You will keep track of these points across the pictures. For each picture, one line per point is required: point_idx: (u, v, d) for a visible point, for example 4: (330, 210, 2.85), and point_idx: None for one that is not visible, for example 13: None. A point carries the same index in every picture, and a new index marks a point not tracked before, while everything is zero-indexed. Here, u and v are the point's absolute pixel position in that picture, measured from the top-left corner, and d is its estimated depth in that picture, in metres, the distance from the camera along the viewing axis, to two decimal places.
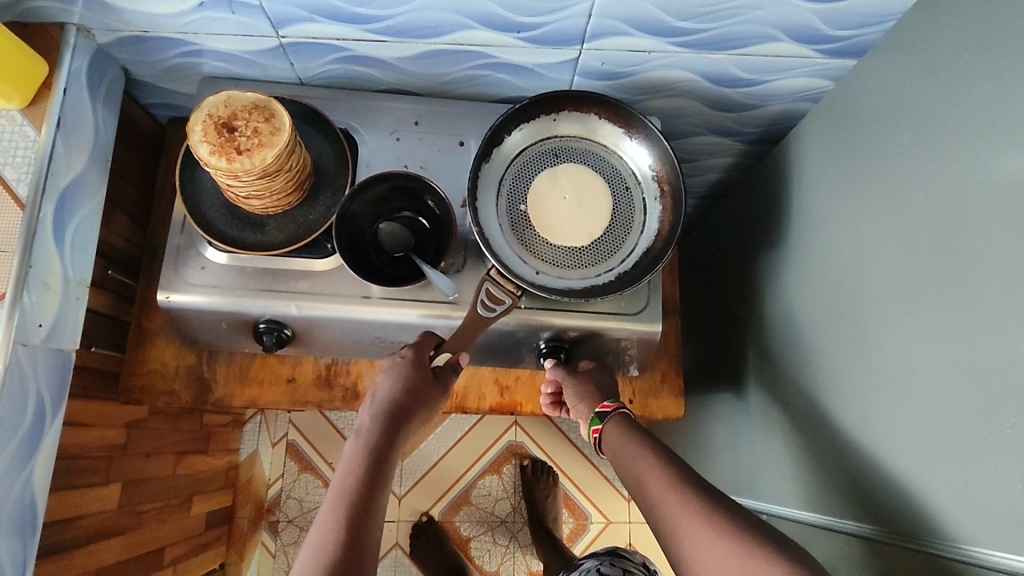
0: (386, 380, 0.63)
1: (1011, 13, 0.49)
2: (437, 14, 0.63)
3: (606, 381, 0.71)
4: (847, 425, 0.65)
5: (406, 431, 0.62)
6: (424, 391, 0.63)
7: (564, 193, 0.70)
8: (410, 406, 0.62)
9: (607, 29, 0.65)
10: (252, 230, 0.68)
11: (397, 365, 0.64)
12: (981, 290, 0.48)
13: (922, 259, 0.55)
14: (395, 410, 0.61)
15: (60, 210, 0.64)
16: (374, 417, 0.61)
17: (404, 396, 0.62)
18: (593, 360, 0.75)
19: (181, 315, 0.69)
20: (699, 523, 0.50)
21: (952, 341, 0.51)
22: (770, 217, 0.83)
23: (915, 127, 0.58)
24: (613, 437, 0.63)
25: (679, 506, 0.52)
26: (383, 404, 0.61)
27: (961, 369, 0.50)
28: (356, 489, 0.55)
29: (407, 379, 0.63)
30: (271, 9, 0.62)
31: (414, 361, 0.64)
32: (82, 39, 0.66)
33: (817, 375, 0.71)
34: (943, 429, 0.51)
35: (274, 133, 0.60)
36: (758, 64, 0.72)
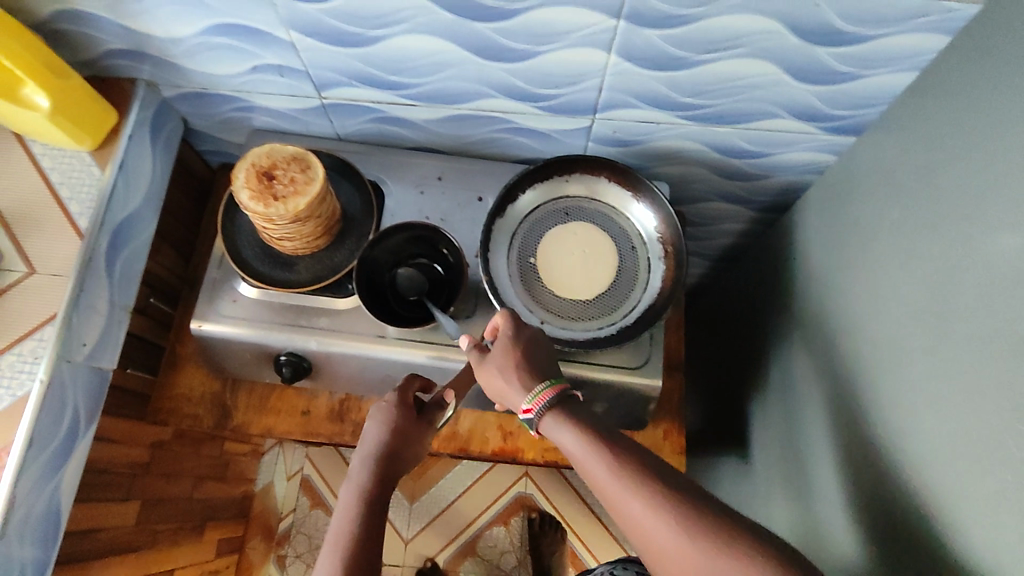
0: (371, 425, 0.64)
1: (987, 101, 0.52)
2: (463, 83, 0.70)
3: (535, 368, 0.58)
4: (846, 491, 0.65)
5: (396, 473, 0.62)
6: (411, 431, 0.64)
7: (572, 249, 0.75)
8: (400, 446, 0.63)
9: (617, 101, 0.71)
10: (282, 269, 0.74)
11: (381, 410, 0.65)
12: (971, 350, 0.49)
13: (913, 325, 0.57)
14: (388, 451, 0.62)
15: (114, 240, 0.70)
16: (365, 460, 0.61)
17: (393, 437, 0.63)
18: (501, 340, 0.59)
19: (211, 343, 0.75)
20: (601, 468, 0.49)
21: (947, 402, 0.51)
22: (776, 282, 0.85)
23: (906, 200, 0.60)
24: (549, 428, 0.54)
25: (578, 451, 0.51)
26: (371, 448, 0.62)
27: (957, 427, 0.50)
28: (360, 534, 0.55)
29: (393, 421, 0.64)
30: (315, 75, 0.70)
31: (397, 404, 0.65)
32: (150, 92, 0.75)
33: (816, 439, 0.71)
34: (941, 489, 0.51)
35: (308, 182, 0.67)
36: (762, 138, 0.76)
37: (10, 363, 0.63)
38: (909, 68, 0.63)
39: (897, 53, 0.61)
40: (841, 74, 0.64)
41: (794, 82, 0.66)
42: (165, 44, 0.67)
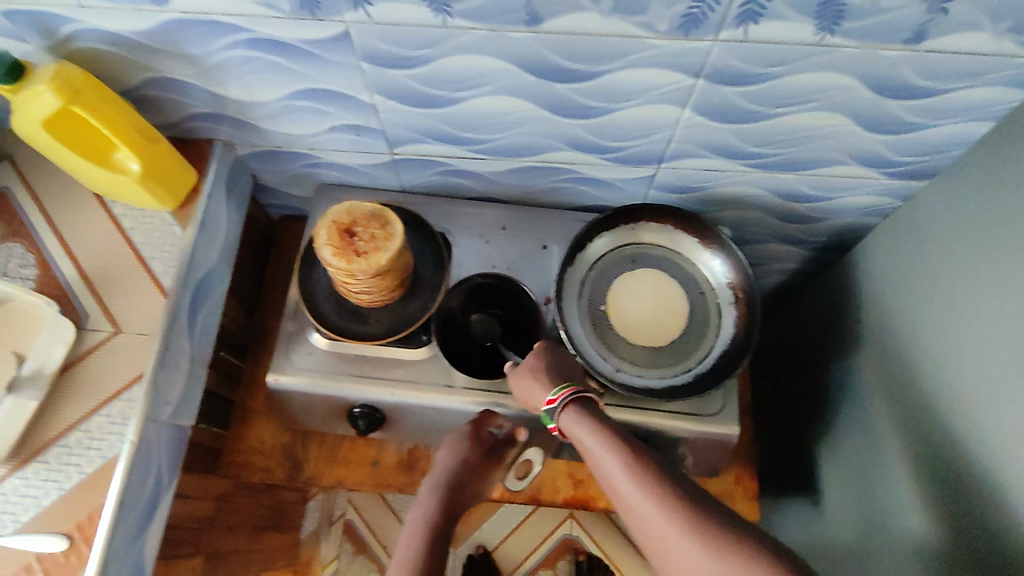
0: (445, 454, 0.70)
1: None
2: (535, 138, 0.71)
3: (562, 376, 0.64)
4: (931, 540, 0.64)
5: (463, 500, 0.68)
6: (480, 462, 0.69)
7: (642, 296, 0.76)
8: (467, 478, 0.68)
9: (685, 152, 0.72)
10: (357, 321, 0.75)
11: (456, 440, 0.70)
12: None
13: (999, 368, 0.57)
14: (453, 481, 0.68)
15: (194, 298, 0.71)
16: (433, 485, 0.68)
17: (460, 468, 0.68)
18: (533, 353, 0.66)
19: (285, 397, 0.75)
20: (614, 462, 0.53)
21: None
22: (835, 323, 0.85)
23: (981, 243, 0.61)
24: (568, 423, 0.58)
25: (596, 446, 0.55)
26: (443, 474, 0.68)
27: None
28: (421, 556, 0.60)
29: (463, 454, 0.69)
30: (391, 133, 0.72)
31: (470, 436, 0.70)
32: (226, 151, 0.77)
33: (894, 484, 0.71)
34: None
35: (388, 238, 0.68)
36: (825, 183, 0.77)
37: (100, 424, 0.64)
38: (981, 118, 0.64)
39: (968, 104, 0.62)
40: (912, 124, 0.65)
41: (863, 132, 0.67)
42: (247, 106, 0.69)
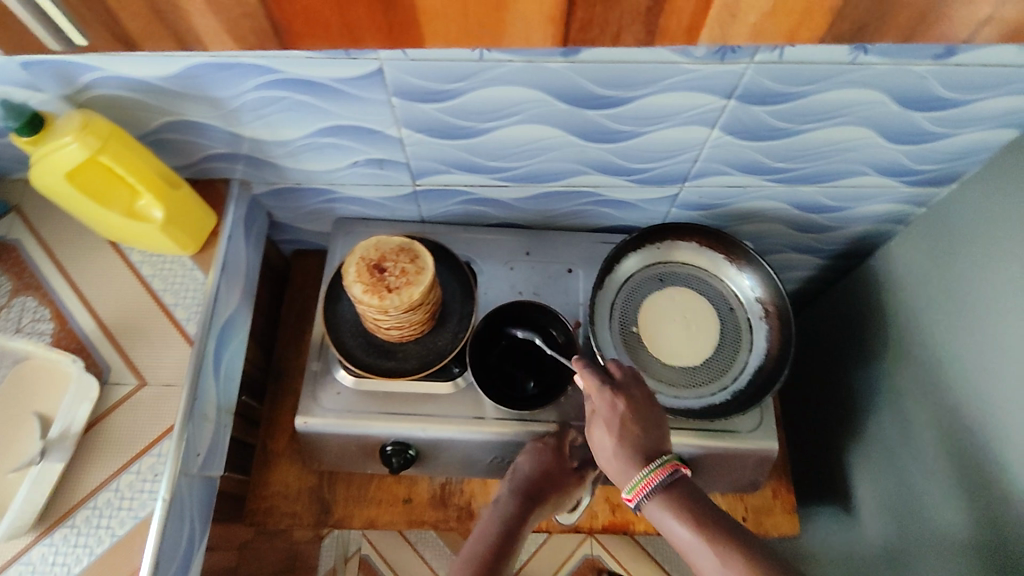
0: (525, 460, 0.69)
1: None
2: (561, 164, 0.71)
3: (640, 424, 0.58)
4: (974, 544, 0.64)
5: (539, 505, 0.69)
6: (556, 475, 0.69)
7: (672, 315, 0.75)
8: (545, 487, 0.69)
9: (710, 170, 0.73)
10: (386, 357, 0.72)
11: (537, 450, 0.70)
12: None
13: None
14: (530, 489, 0.69)
15: (219, 343, 0.69)
16: (512, 490, 0.69)
17: (540, 478, 0.69)
18: (601, 397, 0.59)
19: (314, 439, 0.73)
20: (708, 558, 0.51)
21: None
22: (857, 330, 0.86)
23: (1010, 245, 0.62)
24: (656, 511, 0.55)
25: (685, 541, 0.53)
26: (519, 481, 0.69)
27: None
28: (481, 558, 0.64)
29: (544, 465, 0.69)
30: (415, 165, 0.70)
31: (550, 448, 0.69)
32: (243, 191, 0.75)
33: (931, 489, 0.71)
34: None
35: (419, 271, 0.66)
36: (845, 194, 0.78)
37: (130, 482, 0.61)
38: (1005, 125, 0.65)
39: (990, 114, 0.63)
40: (936, 134, 0.66)
41: (887, 144, 0.68)
42: (269, 146, 0.67)
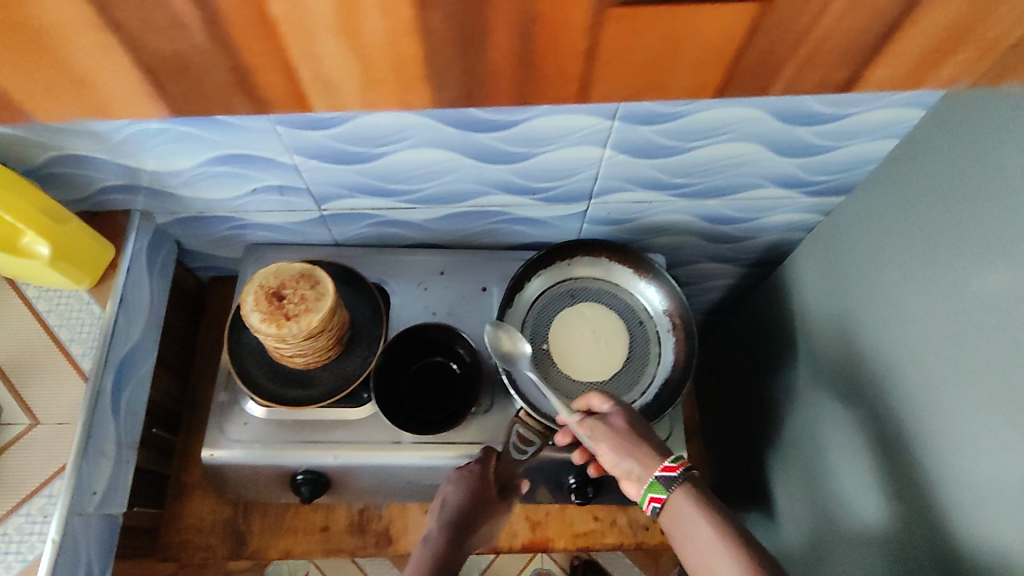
0: (454, 490, 0.66)
1: (959, 168, 0.56)
2: (463, 185, 0.71)
3: (648, 439, 0.60)
4: (870, 548, 0.65)
5: (467, 537, 0.67)
6: (486, 503, 0.67)
7: (582, 330, 0.76)
8: (475, 516, 0.67)
9: (612, 187, 0.73)
10: (294, 387, 0.72)
11: (464, 479, 0.67)
12: (989, 371, 0.51)
13: (916, 368, 0.59)
14: (462, 522, 0.66)
15: (118, 378, 0.68)
16: (441, 524, 0.66)
17: (470, 509, 0.66)
18: (599, 423, 0.61)
19: (223, 471, 0.72)
20: (727, 559, 0.51)
21: (975, 426, 0.52)
22: (773, 338, 0.87)
23: (889, 251, 0.64)
24: (677, 507, 0.55)
25: (710, 538, 0.53)
26: (450, 513, 0.66)
27: (995, 449, 0.50)
28: None
29: (473, 495, 0.66)
30: (317, 190, 0.70)
31: (481, 475, 0.67)
32: (145, 221, 0.74)
33: (832, 494, 0.72)
34: (991, 519, 0.51)
35: (319, 298, 0.66)
36: (749, 207, 0.79)
37: (18, 525, 0.59)
38: (885, 137, 0.67)
39: (869, 127, 0.65)
40: (821, 147, 0.68)
41: (778, 158, 0.70)
42: (161, 176, 0.67)
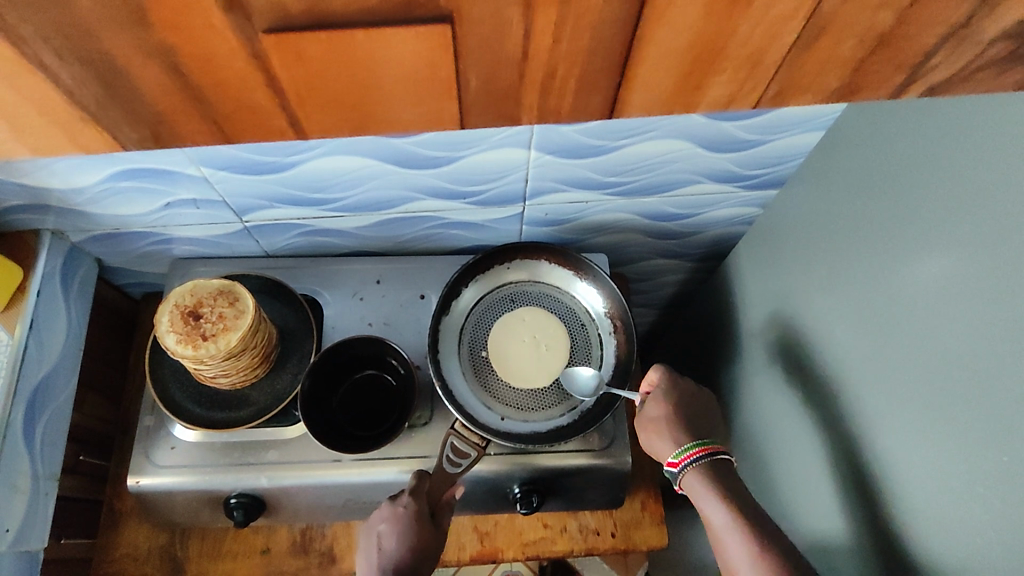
0: (390, 536, 0.62)
1: (877, 159, 0.54)
2: (388, 191, 0.69)
3: (686, 421, 0.66)
4: (812, 548, 0.64)
5: None
6: (430, 545, 0.62)
7: (522, 336, 0.73)
8: (419, 562, 0.62)
9: (544, 188, 0.71)
10: (221, 409, 0.69)
11: (399, 521, 0.62)
12: (908, 363, 0.49)
13: (845, 364, 0.57)
14: (407, 567, 0.62)
15: (31, 407, 0.65)
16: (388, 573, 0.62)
17: (412, 553, 0.62)
18: (661, 402, 0.67)
19: (151, 498, 0.69)
20: (738, 544, 0.56)
21: (901, 423, 0.50)
22: (721, 334, 0.86)
23: (819, 245, 0.62)
24: (692, 485, 0.61)
25: (724, 524, 0.57)
26: (390, 563, 0.62)
27: (921, 445, 0.48)
28: None
29: (411, 537, 0.61)
30: (234, 202, 0.68)
31: (417, 517, 0.62)
32: (57, 240, 0.70)
33: (776, 492, 0.71)
34: (920, 519, 0.49)
35: (238, 315, 0.63)
36: (688, 202, 0.78)
37: None
38: (813, 129, 0.66)
39: (796, 119, 0.64)
40: (751, 140, 0.66)
41: (708, 153, 0.68)
42: (67, 194, 0.64)
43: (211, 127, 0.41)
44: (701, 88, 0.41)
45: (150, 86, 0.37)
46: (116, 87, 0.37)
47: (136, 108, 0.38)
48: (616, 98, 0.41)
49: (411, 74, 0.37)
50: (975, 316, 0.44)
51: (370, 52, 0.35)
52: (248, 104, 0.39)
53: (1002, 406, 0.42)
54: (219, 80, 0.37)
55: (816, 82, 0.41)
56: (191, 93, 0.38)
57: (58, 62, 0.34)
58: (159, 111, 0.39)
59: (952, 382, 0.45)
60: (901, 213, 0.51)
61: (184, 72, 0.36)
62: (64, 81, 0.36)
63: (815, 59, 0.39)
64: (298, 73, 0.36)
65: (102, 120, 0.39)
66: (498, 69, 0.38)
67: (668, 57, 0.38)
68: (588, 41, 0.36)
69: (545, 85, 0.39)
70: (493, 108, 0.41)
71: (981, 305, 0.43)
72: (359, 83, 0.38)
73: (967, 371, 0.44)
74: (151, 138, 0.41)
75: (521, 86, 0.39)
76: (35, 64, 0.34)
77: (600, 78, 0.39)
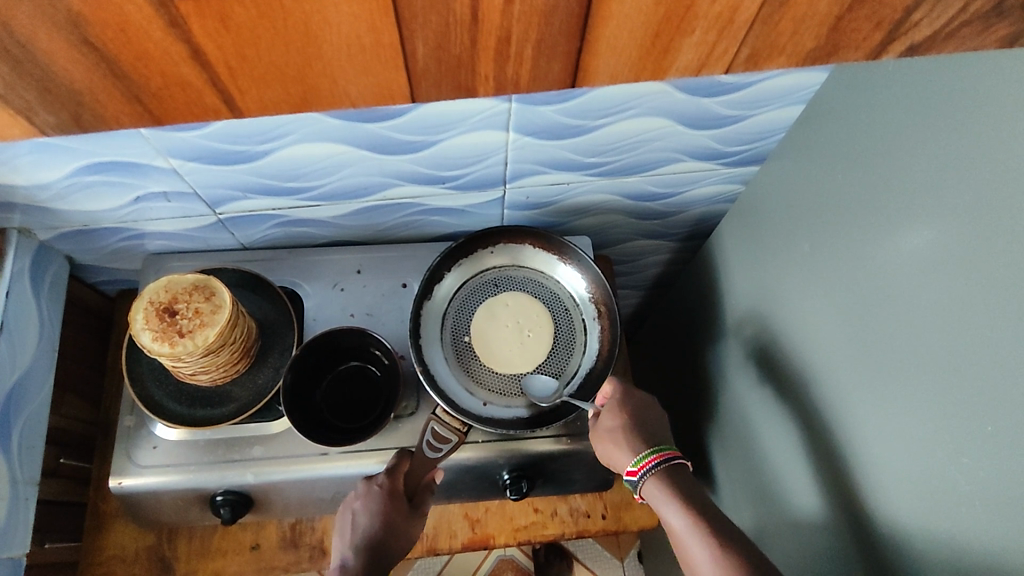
0: (362, 511, 0.62)
1: (859, 131, 0.53)
2: (365, 178, 0.67)
3: (643, 431, 0.65)
4: (797, 525, 0.64)
5: (384, 560, 0.62)
6: (401, 522, 0.62)
7: (506, 320, 0.73)
8: (390, 539, 0.62)
9: (525, 171, 0.70)
10: (202, 405, 0.68)
11: (373, 496, 0.62)
12: (891, 336, 0.49)
13: (829, 338, 0.57)
14: (375, 545, 0.61)
15: (5, 411, 0.63)
16: (354, 551, 0.61)
17: (382, 528, 0.61)
18: (618, 414, 0.66)
19: (135, 499, 0.68)
20: (699, 543, 0.55)
21: (886, 394, 0.50)
22: (706, 313, 0.86)
23: (801, 221, 0.62)
24: (653, 493, 0.61)
25: (684, 528, 0.57)
26: (360, 537, 0.61)
27: (905, 416, 0.48)
28: None
29: (386, 513, 0.62)
30: (206, 194, 0.66)
31: (390, 492, 0.63)
32: (24, 239, 0.68)
33: (762, 470, 0.71)
34: (903, 491, 0.49)
35: (215, 310, 0.62)
36: (670, 181, 0.77)
37: None
38: (793, 103, 0.65)
39: (776, 93, 0.63)
40: (731, 116, 0.66)
41: (688, 130, 0.67)
42: (31, 191, 0.62)
43: (134, 104, 0.39)
44: (670, 51, 0.40)
45: (95, 62, 0.36)
46: (51, 68, 0.35)
47: (50, 86, 0.37)
48: (579, 64, 0.40)
49: (354, 43, 0.36)
50: (961, 284, 0.43)
51: (307, 15, 0.34)
52: (177, 80, 0.37)
53: (987, 374, 0.41)
54: (142, 56, 0.35)
55: (793, 43, 0.41)
56: (106, 65, 0.36)
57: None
58: (75, 90, 0.37)
59: (935, 352, 0.45)
60: (882, 184, 0.51)
61: (95, 44, 0.34)
62: None
63: (790, 16, 0.38)
64: (224, 42, 0.35)
65: (13, 101, 0.38)
66: (448, 36, 0.37)
67: (637, 18, 0.37)
68: (544, 11, 0.36)
69: (500, 53, 0.38)
70: (445, 80, 0.40)
71: (966, 273, 0.43)
72: (297, 53, 0.37)
73: (955, 340, 0.44)
74: (72, 122, 0.40)
75: (476, 53, 0.38)
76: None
77: (560, 42, 0.38)
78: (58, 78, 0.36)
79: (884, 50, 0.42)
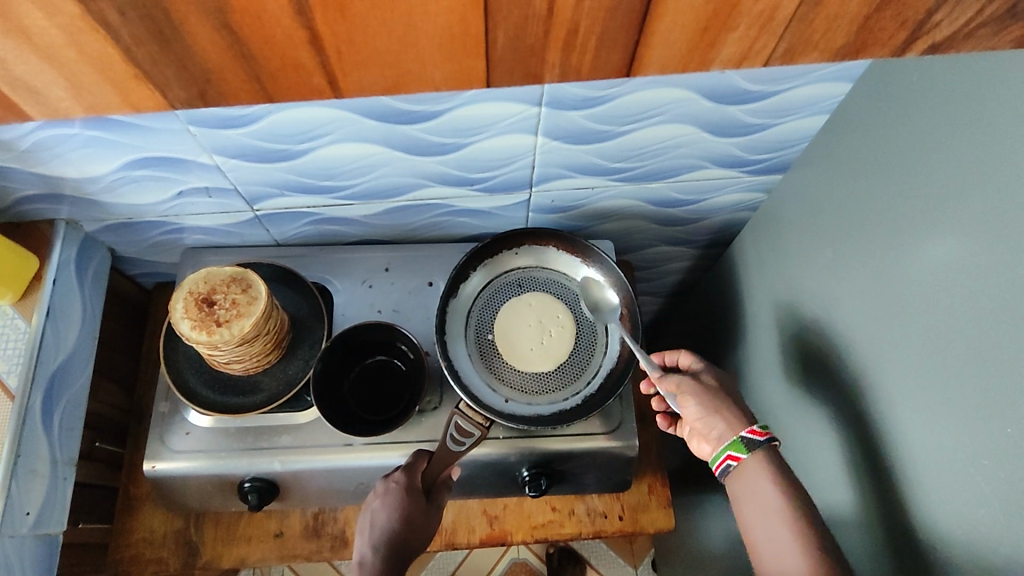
0: (380, 508, 0.63)
1: (882, 141, 0.55)
2: (397, 179, 0.70)
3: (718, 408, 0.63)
4: None
5: (403, 556, 0.62)
6: (419, 517, 0.63)
7: (528, 320, 0.74)
8: (408, 535, 0.62)
9: (551, 174, 0.72)
10: (235, 394, 0.70)
11: (391, 492, 0.64)
12: (913, 341, 0.50)
13: (853, 343, 0.58)
14: (395, 540, 0.62)
15: (48, 393, 0.66)
16: (373, 548, 0.61)
17: (401, 524, 0.62)
18: (687, 376, 0.65)
19: (167, 482, 0.70)
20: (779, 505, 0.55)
21: (908, 399, 0.51)
22: (726, 320, 0.87)
23: (823, 228, 0.63)
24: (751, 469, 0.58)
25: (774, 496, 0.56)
26: (380, 533, 0.62)
27: (927, 420, 0.49)
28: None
29: (403, 508, 0.63)
30: (245, 190, 0.69)
31: (406, 488, 0.64)
32: (72, 230, 0.71)
33: None
34: (925, 495, 0.50)
35: (251, 302, 0.64)
36: (693, 188, 0.78)
37: None
38: (817, 113, 0.66)
39: (800, 102, 0.64)
40: (756, 125, 0.67)
41: (713, 137, 0.68)
42: (80, 183, 0.65)
43: (253, 83, 0.42)
44: (715, 45, 0.42)
45: (228, 46, 0.38)
46: (177, 43, 0.38)
47: (187, 64, 0.39)
48: (635, 57, 0.42)
49: (445, 32, 0.39)
50: (982, 291, 0.44)
51: (409, 8, 0.37)
52: (291, 62, 0.40)
53: (1008, 378, 0.42)
54: (267, 38, 0.38)
55: (825, 39, 0.42)
56: (237, 50, 0.39)
57: (120, 18, 0.36)
58: (207, 69, 0.40)
59: (956, 358, 0.46)
60: (905, 194, 0.52)
61: (233, 29, 0.37)
62: (123, 39, 0.37)
63: (822, 16, 0.40)
64: (339, 29, 0.38)
65: (153, 76, 0.40)
66: (524, 28, 0.39)
67: (688, 12, 0.39)
68: (610, 6, 0.38)
69: (567, 42, 0.40)
70: (517, 67, 0.42)
71: (985, 279, 0.44)
72: (397, 40, 0.39)
73: (972, 346, 0.45)
74: (199, 98, 0.42)
75: (546, 44, 0.40)
76: (99, 21, 0.36)
77: (618, 35, 0.40)
78: (195, 56, 0.39)
79: (906, 49, 0.44)
